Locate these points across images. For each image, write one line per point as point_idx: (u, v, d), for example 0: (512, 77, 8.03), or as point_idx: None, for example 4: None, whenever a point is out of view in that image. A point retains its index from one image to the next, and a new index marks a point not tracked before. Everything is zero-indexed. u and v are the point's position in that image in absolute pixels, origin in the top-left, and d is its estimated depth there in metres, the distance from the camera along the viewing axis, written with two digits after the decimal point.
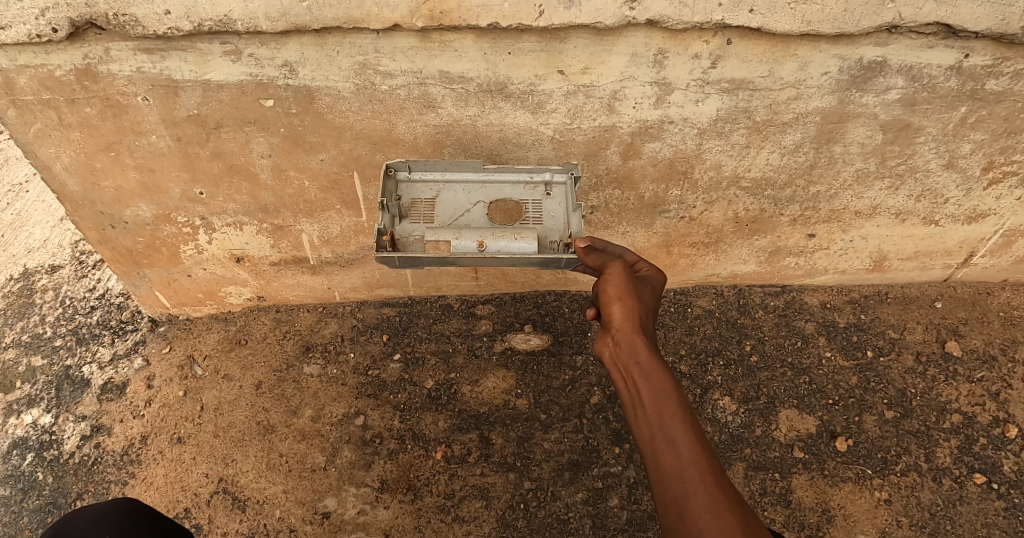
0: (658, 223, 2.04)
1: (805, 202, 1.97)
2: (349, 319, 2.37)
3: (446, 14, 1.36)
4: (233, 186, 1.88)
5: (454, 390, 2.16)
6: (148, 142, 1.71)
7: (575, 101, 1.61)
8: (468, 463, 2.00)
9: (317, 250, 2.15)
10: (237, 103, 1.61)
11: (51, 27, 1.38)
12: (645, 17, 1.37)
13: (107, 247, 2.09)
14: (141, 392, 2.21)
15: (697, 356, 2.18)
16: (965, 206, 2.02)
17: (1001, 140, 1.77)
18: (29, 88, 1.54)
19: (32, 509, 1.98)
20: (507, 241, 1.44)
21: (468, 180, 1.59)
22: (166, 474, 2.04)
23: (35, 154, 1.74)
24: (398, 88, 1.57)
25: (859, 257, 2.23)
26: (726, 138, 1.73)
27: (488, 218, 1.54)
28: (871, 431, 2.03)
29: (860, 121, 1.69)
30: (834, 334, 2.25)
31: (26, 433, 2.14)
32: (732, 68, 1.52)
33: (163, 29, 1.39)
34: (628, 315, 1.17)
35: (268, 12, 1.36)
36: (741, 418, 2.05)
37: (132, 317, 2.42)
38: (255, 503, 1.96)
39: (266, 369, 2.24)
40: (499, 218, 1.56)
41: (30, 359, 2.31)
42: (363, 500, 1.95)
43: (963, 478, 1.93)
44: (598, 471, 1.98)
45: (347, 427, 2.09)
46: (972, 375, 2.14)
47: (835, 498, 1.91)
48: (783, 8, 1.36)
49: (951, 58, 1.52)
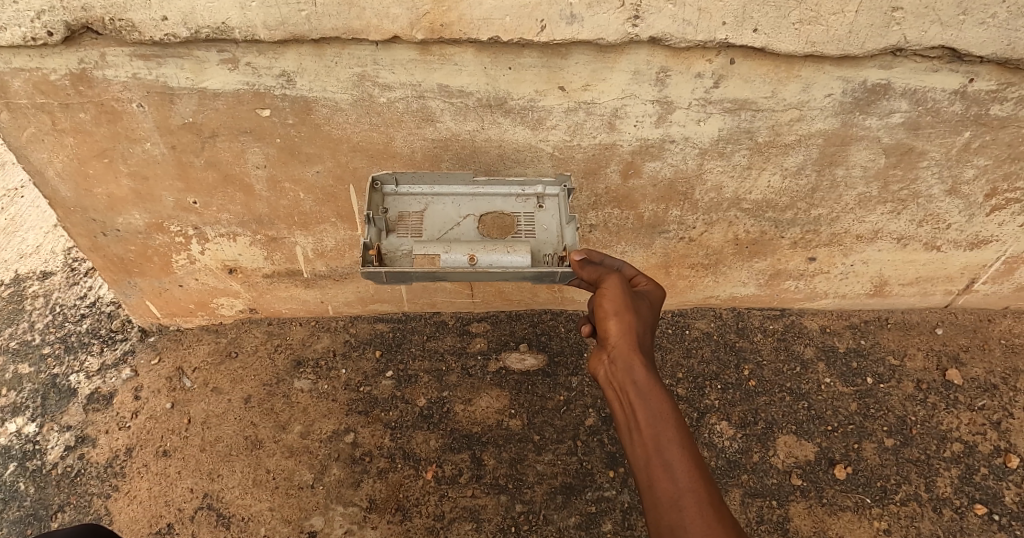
0: (658, 243, 2.02)
1: (806, 225, 1.95)
2: (342, 333, 2.33)
3: (446, 27, 1.34)
4: (227, 196, 1.85)
5: (447, 409, 2.11)
6: (142, 149, 1.69)
7: (575, 118, 1.59)
8: (459, 484, 1.95)
9: (311, 263, 2.12)
10: (233, 112, 1.59)
11: (47, 30, 1.35)
12: (648, 34, 1.35)
13: (98, 254, 2.05)
14: (128, 403, 2.16)
15: (694, 379, 2.15)
16: (967, 232, 2.00)
17: (1005, 166, 1.76)
18: (23, 92, 1.52)
19: (11, 521, 1.92)
20: (499, 254, 1.42)
21: (458, 192, 1.56)
22: (150, 488, 1.98)
23: (27, 158, 1.72)
24: (396, 101, 1.56)
25: (860, 281, 2.20)
26: (728, 159, 1.71)
27: (478, 232, 1.51)
28: (871, 459, 1.99)
29: (863, 145, 1.67)
30: (833, 359, 2.22)
31: (8, 441, 2.08)
32: (735, 87, 1.50)
33: (159, 35, 1.37)
34: (625, 331, 1.12)
35: (266, 20, 1.34)
36: (738, 443, 2.01)
37: (123, 327, 2.38)
38: (240, 521, 1.90)
39: (256, 383, 2.20)
40: (489, 230, 1.52)
41: (17, 366, 2.26)
42: (351, 520, 1.89)
43: (963, 509, 1.89)
44: (592, 495, 1.93)
45: (336, 444, 2.05)
46: (973, 403, 2.10)
47: (834, 527, 1.86)
48: (788, 29, 1.34)
49: (956, 83, 1.51)
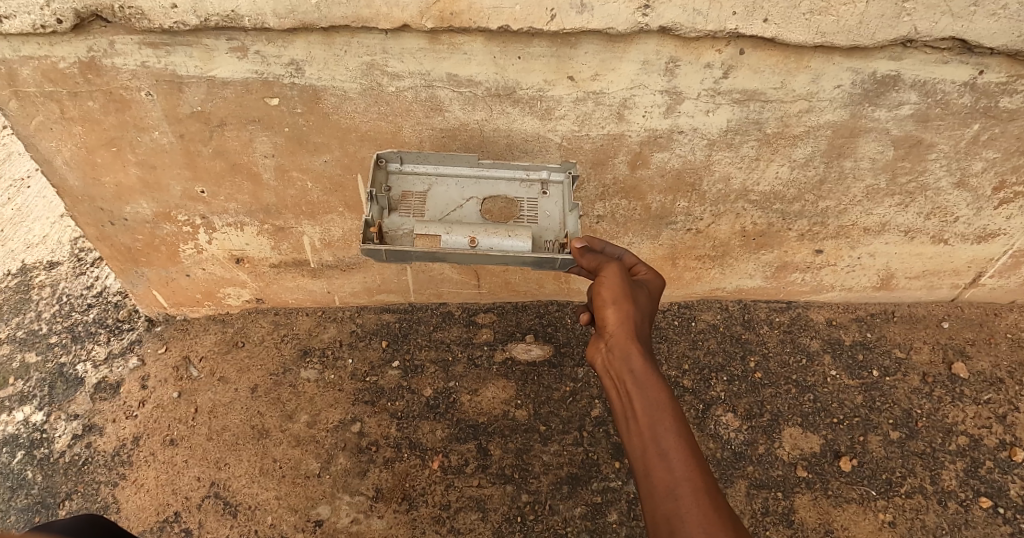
0: (665, 234, 2.02)
1: (813, 217, 1.95)
2: (348, 323, 2.34)
3: (456, 16, 1.34)
4: (235, 185, 1.86)
5: (453, 399, 2.12)
6: (150, 138, 1.69)
7: (584, 108, 1.59)
8: (465, 474, 1.96)
9: (318, 253, 2.12)
10: (242, 101, 1.59)
11: (56, 17, 1.36)
12: (658, 24, 1.35)
13: (105, 244, 2.06)
14: (135, 392, 2.18)
15: (700, 371, 2.15)
16: (974, 226, 2.00)
17: (1013, 159, 1.75)
18: (32, 80, 1.53)
19: (19, 508, 1.94)
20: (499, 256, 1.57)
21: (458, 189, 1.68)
22: (157, 477, 1.99)
23: (36, 147, 1.72)
24: (405, 91, 1.56)
25: (867, 274, 2.20)
26: (736, 150, 1.71)
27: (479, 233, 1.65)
28: (876, 451, 1.99)
29: (871, 136, 1.67)
30: (839, 351, 2.22)
31: (16, 430, 2.10)
32: (745, 78, 1.50)
33: (169, 23, 1.37)
34: (623, 319, 1.13)
35: (276, 8, 1.34)
36: (744, 435, 2.02)
37: (130, 316, 2.39)
38: (246, 509, 1.91)
39: (262, 372, 2.21)
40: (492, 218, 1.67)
41: (24, 355, 2.28)
42: (357, 509, 1.90)
43: (968, 502, 1.89)
44: (598, 486, 1.93)
45: (342, 433, 2.06)
46: (979, 396, 2.10)
47: (839, 519, 1.86)
48: (798, 19, 1.34)
49: (965, 74, 1.51)
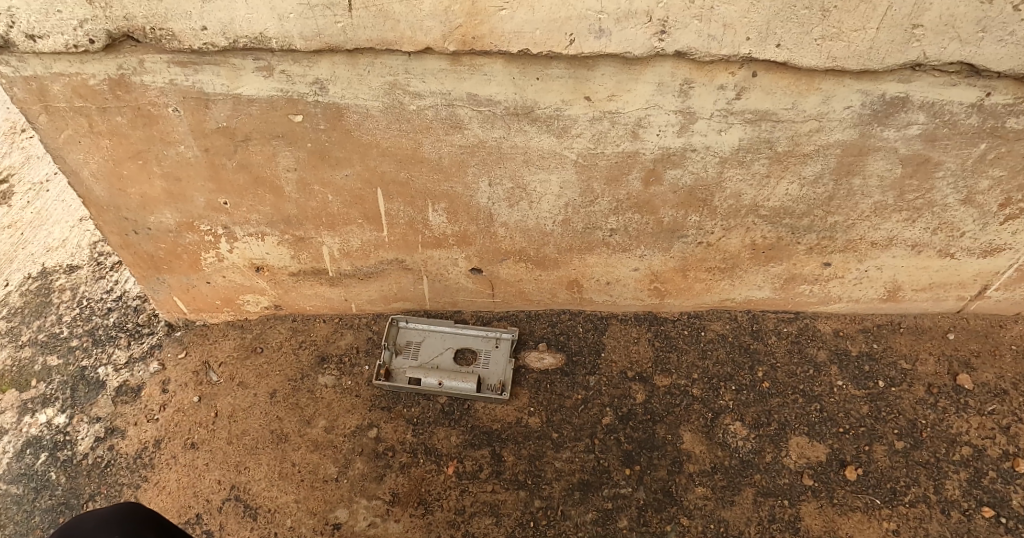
0: (676, 247, 2.06)
1: (822, 232, 1.99)
2: (364, 330, 2.39)
3: (478, 39, 1.38)
4: (257, 197, 1.91)
5: (467, 406, 2.17)
6: (175, 152, 1.74)
7: (600, 126, 1.63)
8: (479, 479, 2.01)
9: (337, 262, 2.18)
10: (266, 117, 1.64)
11: (90, 38, 1.41)
12: (674, 48, 1.39)
13: (129, 251, 2.12)
14: (156, 396, 2.23)
15: (709, 380, 2.20)
16: (981, 240, 2.03)
17: (1019, 178, 1.78)
18: (63, 96, 1.58)
19: (43, 509, 1.99)
20: (456, 382, 2.15)
21: (445, 330, 2.32)
22: (178, 479, 2.05)
23: (64, 159, 1.78)
24: (426, 109, 1.60)
25: (873, 286, 2.24)
26: (748, 167, 1.75)
27: (454, 362, 2.24)
28: (881, 461, 2.03)
29: (880, 155, 1.71)
30: (845, 362, 2.26)
31: (39, 432, 2.16)
32: (756, 99, 1.54)
33: (198, 44, 1.42)
34: None
35: (303, 31, 1.38)
36: (752, 443, 2.06)
37: (149, 321, 2.45)
38: (266, 512, 1.97)
39: (280, 378, 2.26)
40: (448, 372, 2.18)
41: (46, 358, 2.34)
42: (374, 513, 1.95)
43: (971, 511, 1.92)
44: (608, 492, 1.97)
45: (359, 438, 2.11)
46: (983, 407, 2.14)
47: (844, 526, 1.90)
48: (810, 44, 1.38)
49: (973, 96, 1.53)
